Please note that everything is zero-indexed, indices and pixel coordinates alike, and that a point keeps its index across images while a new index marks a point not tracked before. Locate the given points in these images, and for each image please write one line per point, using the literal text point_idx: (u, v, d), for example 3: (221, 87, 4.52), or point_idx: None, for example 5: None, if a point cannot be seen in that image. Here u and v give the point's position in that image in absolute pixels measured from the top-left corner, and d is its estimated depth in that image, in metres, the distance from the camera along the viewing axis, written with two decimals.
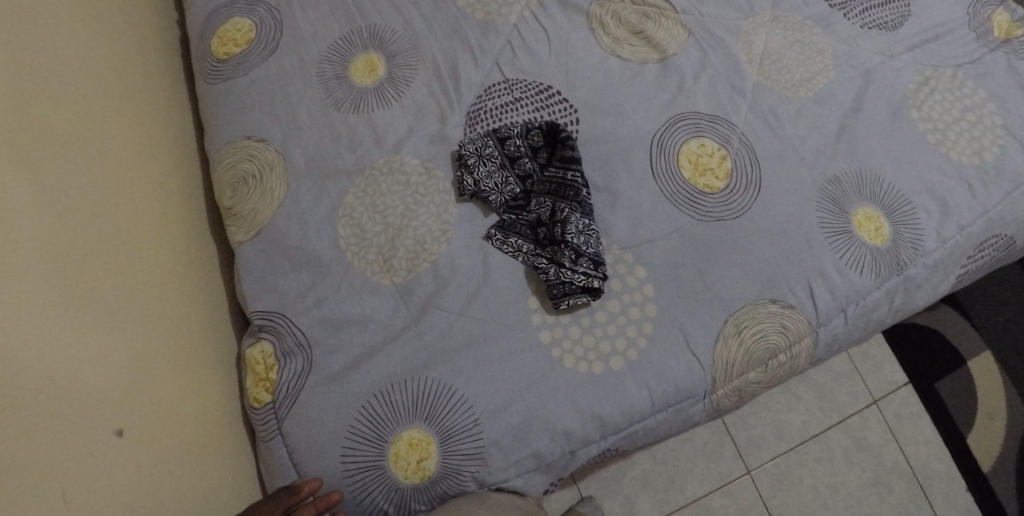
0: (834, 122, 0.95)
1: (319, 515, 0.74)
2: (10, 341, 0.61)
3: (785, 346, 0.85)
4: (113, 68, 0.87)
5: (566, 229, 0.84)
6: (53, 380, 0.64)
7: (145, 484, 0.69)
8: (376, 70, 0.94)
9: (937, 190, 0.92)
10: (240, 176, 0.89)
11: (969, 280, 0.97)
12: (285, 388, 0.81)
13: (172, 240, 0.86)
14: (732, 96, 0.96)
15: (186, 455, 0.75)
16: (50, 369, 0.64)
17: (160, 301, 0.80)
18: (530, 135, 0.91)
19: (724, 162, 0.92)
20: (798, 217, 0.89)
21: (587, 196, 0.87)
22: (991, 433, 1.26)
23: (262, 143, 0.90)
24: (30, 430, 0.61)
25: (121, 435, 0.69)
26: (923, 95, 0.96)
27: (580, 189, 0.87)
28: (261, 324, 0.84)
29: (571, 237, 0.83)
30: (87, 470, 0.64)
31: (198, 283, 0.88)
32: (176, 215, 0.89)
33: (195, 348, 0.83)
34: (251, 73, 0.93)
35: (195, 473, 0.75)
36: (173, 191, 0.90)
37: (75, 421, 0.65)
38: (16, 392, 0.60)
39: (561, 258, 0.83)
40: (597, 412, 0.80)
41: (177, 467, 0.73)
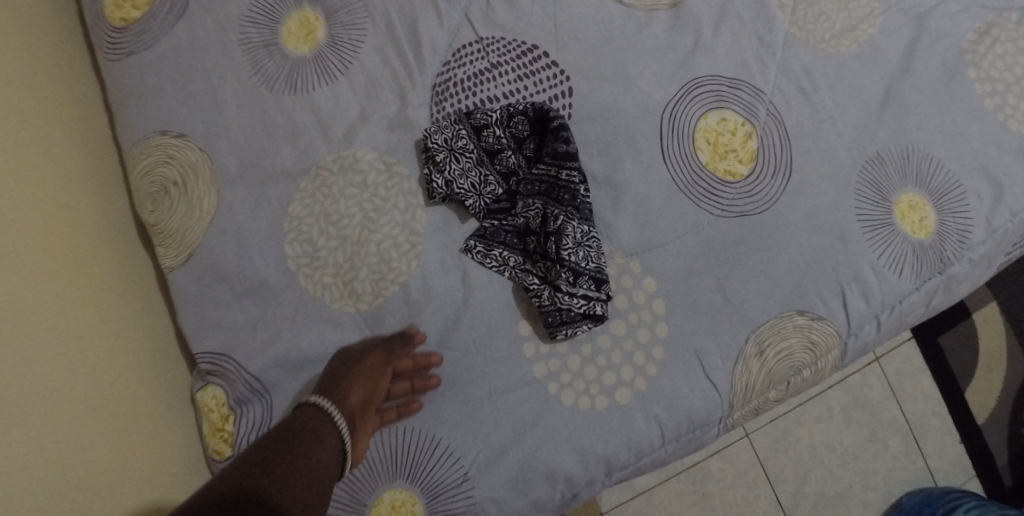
0: (879, 84, 0.80)
1: (416, 370, 0.70)
2: None
3: (812, 363, 0.75)
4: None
5: (563, 242, 0.70)
6: None
7: None
8: (314, 32, 0.75)
9: (990, 169, 0.79)
10: (160, 183, 0.72)
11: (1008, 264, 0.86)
12: (245, 442, 0.70)
13: (94, 274, 0.69)
14: (758, 52, 0.79)
15: None
16: None
17: (89, 355, 0.65)
18: (513, 119, 0.74)
19: (749, 141, 0.77)
20: (831, 209, 0.76)
21: (586, 197, 0.73)
22: (988, 385, 1.21)
23: (181, 139, 0.73)
24: None
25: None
26: (984, 48, 0.81)
27: (579, 191, 0.72)
28: (207, 368, 0.71)
29: (568, 255, 0.70)
30: None
31: (133, 321, 0.72)
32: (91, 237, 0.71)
33: (139, 407, 0.68)
34: (158, 45, 0.74)
35: None
36: (81, 205, 0.71)
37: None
38: None
39: (557, 280, 0.69)
40: (601, 452, 0.71)
41: None
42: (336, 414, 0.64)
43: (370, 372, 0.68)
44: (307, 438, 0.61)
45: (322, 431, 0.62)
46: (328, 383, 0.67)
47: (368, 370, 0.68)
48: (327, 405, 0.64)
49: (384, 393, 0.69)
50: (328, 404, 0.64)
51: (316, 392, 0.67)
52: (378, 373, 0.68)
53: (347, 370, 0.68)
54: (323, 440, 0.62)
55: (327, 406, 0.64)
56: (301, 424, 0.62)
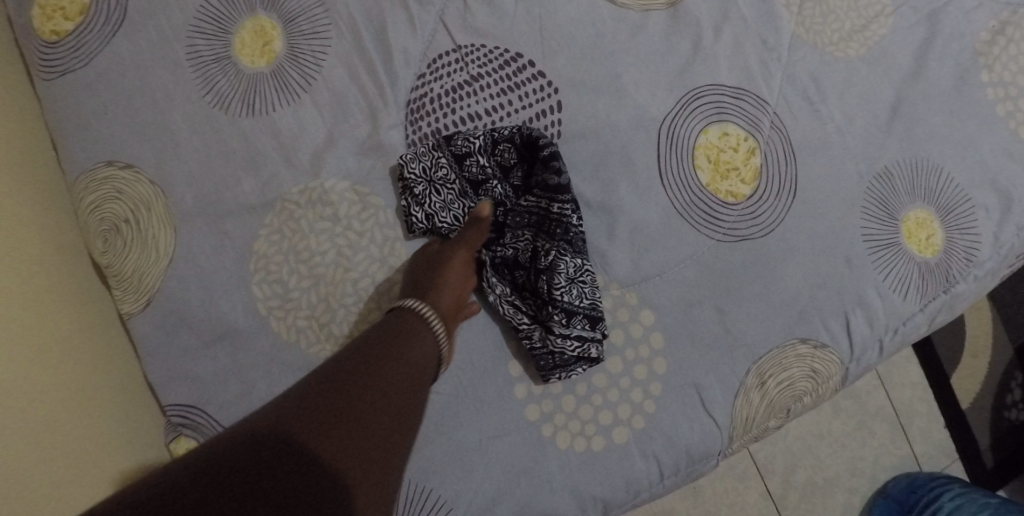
0: (888, 91, 0.74)
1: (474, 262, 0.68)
2: None
3: (814, 390, 0.72)
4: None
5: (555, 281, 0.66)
6: None
7: None
8: (271, 43, 0.66)
9: (1000, 180, 0.75)
10: (109, 221, 0.64)
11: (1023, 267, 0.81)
12: None
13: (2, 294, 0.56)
14: (762, 57, 0.73)
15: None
16: None
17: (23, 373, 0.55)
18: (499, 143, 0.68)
19: (752, 158, 0.71)
20: (837, 229, 0.72)
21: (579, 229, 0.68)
22: (972, 371, 1.20)
23: (128, 170, 0.65)
24: None
25: None
26: (999, 49, 0.75)
27: (573, 227, 0.67)
28: (178, 423, 0.64)
29: (560, 295, 0.65)
30: None
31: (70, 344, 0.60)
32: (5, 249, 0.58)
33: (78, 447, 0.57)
34: (96, 61, 0.66)
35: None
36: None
37: None
38: None
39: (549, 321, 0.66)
40: (598, 494, 0.68)
41: None
42: (432, 316, 0.60)
43: (456, 269, 0.64)
44: (399, 342, 0.56)
45: (412, 337, 0.58)
46: (417, 283, 0.63)
47: (455, 266, 0.64)
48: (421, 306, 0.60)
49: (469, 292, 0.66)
50: (422, 306, 0.60)
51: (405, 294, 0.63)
52: (463, 269, 0.65)
53: (435, 269, 0.64)
54: (417, 345, 0.57)
55: (421, 308, 0.60)
56: (395, 328, 0.58)
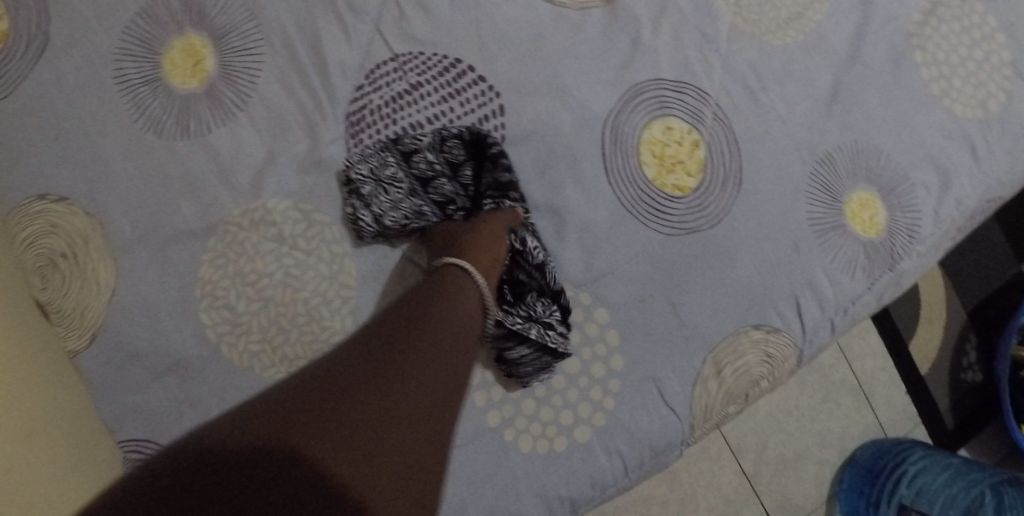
0: (827, 76, 0.75)
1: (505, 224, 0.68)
2: None
3: (770, 374, 0.74)
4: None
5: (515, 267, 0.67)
6: None
7: None
8: (202, 62, 0.64)
9: (936, 157, 0.77)
10: (47, 256, 0.61)
11: (970, 232, 0.82)
12: None
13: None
14: (701, 49, 0.74)
15: None
16: None
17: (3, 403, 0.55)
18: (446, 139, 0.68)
19: (697, 150, 0.72)
20: (783, 215, 0.73)
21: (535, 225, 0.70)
22: (929, 338, 1.23)
23: (62, 203, 0.62)
24: None
25: None
26: (930, 28, 0.77)
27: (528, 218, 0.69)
28: (131, 458, 0.62)
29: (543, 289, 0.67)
30: None
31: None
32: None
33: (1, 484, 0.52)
34: (19, 90, 0.61)
35: None
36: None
37: None
38: None
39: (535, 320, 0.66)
40: (565, 494, 0.69)
41: None
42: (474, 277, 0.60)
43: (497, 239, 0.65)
44: (444, 300, 0.56)
45: (457, 301, 0.57)
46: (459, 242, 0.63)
47: (494, 232, 0.65)
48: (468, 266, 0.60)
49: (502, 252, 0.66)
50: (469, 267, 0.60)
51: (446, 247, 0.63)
52: (501, 238, 0.65)
53: (476, 233, 0.64)
54: (463, 308, 0.57)
55: (468, 267, 0.60)
56: (441, 283, 0.58)
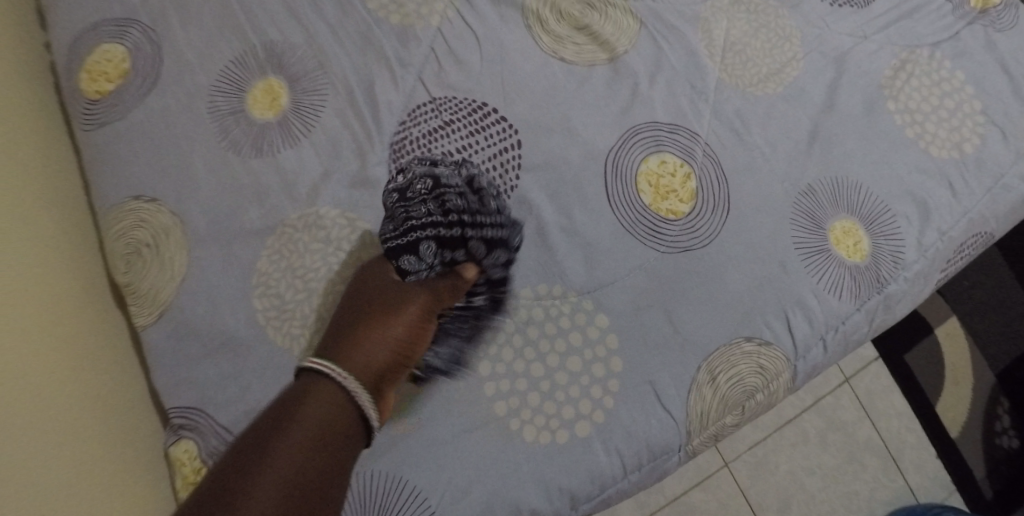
0: (806, 121, 0.85)
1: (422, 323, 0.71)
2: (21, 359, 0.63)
3: (764, 386, 0.79)
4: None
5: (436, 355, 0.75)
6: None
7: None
8: (279, 99, 0.79)
9: (917, 192, 0.84)
10: (133, 245, 0.74)
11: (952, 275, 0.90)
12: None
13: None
14: (692, 99, 0.85)
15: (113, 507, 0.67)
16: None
17: (96, 358, 0.73)
18: (493, 256, 0.74)
19: (689, 181, 0.82)
20: (771, 238, 0.81)
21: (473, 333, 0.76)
22: (958, 400, 1.25)
23: (153, 203, 0.75)
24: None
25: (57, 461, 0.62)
26: (900, 82, 0.86)
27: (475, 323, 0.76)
28: (180, 422, 0.72)
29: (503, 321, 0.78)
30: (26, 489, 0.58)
31: (35, 362, 0.65)
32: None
33: (64, 438, 0.65)
34: (130, 115, 0.77)
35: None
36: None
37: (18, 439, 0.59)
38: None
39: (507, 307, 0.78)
40: (564, 485, 0.74)
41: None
42: (338, 377, 0.63)
43: (392, 311, 0.69)
44: (298, 402, 0.61)
45: (313, 396, 0.61)
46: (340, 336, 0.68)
47: (394, 313, 0.69)
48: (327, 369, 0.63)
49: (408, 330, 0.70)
50: (334, 372, 0.63)
51: (323, 350, 0.66)
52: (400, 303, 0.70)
53: (371, 316, 0.68)
54: (320, 408, 0.61)
55: (329, 372, 0.63)
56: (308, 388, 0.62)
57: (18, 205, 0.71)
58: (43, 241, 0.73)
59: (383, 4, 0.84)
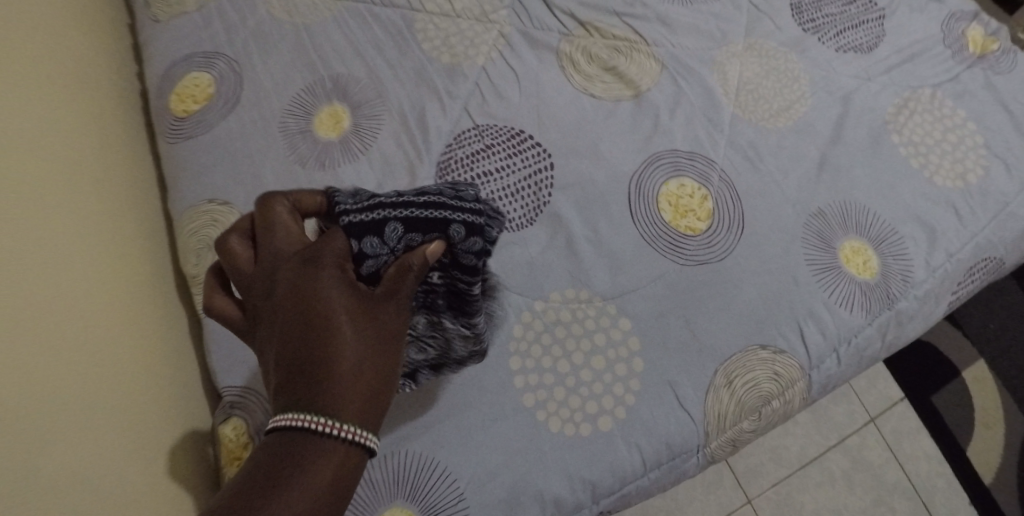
0: (816, 152, 0.92)
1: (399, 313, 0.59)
2: (101, 325, 0.73)
3: (779, 393, 0.83)
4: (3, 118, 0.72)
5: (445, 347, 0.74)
6: (79, 352, 0.69)
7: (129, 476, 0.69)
8: (341, 122, 0.89)
9: (924, 217, 0.90)
10: (205, 241, 0.84)
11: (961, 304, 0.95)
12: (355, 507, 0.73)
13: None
14: (709, 131, 0.93)
15: (166, 471, 0.74)
16: (79, 342, 0.69)
17: (166, 336, 0.82)
18: (469, 243, 0.65)
19: (706, 202, 0.89)
20: (785, 255, 0.87)
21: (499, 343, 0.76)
22: (989, 444, 1.26)
23: (226, 206, 0.84)
24: (68, 397, 0.65)
25: (120, 420, 0.70)
26: (903, 118, 0.94)
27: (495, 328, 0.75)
28: (232, 400, 0.79)
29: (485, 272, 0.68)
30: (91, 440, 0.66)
31: (113, 339, 0.74)
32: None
33: (124, 417, 0.71)
34: (212, 131, 0.88)
35: (173, 487, 0.74)
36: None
37: (89, 394, 0.68)
38: (72, 360, 0.67)
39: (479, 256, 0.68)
40: (587, 476, 0.78)
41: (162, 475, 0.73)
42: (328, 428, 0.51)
43: (369, 338, 0.55)
44: (293, 462, 0.50)
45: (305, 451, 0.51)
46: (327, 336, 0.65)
47: (360, 329, 0.55)
48: (315, 424, 0.51)
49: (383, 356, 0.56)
50: (314, 422, 0.51)
51: (285, 385, 0.53)
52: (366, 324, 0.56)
53: (324, 340, 0.54)
54: (325, 465, 0.51)
55: (312, 425, 0.51)
56: (295, 445, 0.51)
57: (109, 204, 0.83)
58: (128, 235, 0.84)
59: (434, 45, 0.95)
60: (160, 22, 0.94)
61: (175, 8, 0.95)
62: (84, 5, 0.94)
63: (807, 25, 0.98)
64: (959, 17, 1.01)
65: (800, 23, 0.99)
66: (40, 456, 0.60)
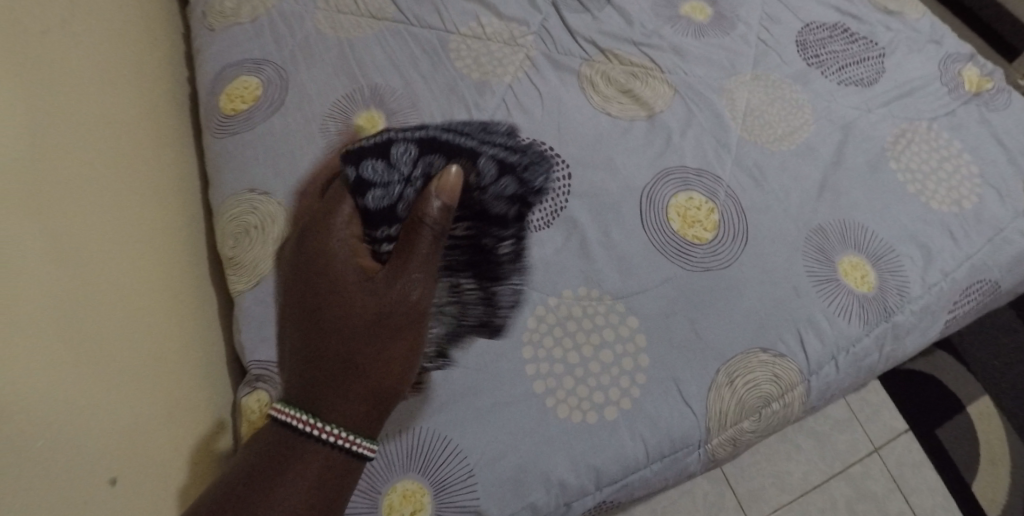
0: (818, 174, 0.98)
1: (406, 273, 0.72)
2: (132, 292, 0.78)
3: (778, 395, 0.87)
4: (60, 99, 0.77)
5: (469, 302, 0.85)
6: (112, 311, 0.73)
7: (148, 431, 0.73)
8: (376, 126, 0.97)
9: (921, 237, 0.94)
10: (243, 226, 0.90)
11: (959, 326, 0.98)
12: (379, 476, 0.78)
13: (12, 268, 0.62)
14: (718, 150, 0.99)
15: (182, 433, 0.78)
16: (113, 302, 0.74)
17: (189, 311, 0.87)
18: (499, 183, 0.87)
19: (712, 214, 0.94)
20: (786, 265, 0.91)
21: (510, 309, 0.86)
22: (994, 480, 1.27)
23: (265, 196, 0.91)
24: (103, 349, 0.70)
25: (143, 379, 0.74)
26: (901, 147, 1.00)
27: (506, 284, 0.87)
28: (258, 374, 0.83)
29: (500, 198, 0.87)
30: (118, 391, 0.70)
31: (142, 305, 0.79)
32: (29, 227, 0.66)
33: (146, 376, 0.75)
34: (257, 128, 0.95)
35: (185, 450, 0.78)
36: (30, 192, 0.67)
37: (119, 351, 0.72)
38: (108, 316, 0.72)
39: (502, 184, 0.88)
40: (592, 463, 0.81)
41: (178, 436, 0.78)
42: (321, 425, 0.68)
43: (359, 329, 0.71)
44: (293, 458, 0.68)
45: (297, 461, 0.67)
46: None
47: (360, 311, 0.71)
48: (307, 426, 0.68)
49: (384, 325, 0.71)
50: (311, 423, 0.68)
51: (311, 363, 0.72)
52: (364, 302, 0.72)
53: (330, 332, 0.71)
54: (312, 463, 0.68)
55: (309, 425, 0.68)
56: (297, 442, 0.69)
57: (151, 185, 0.89)
58: (165, 215, 0.90)
59: (466, 63, 1.03)
60: (215, 30, 1.04)
61: (230, 19, 1.04)
62: (147, 15, 1.04)
63: (811, 60, 1.06)
64: (956, 59, 1.08)
65: (805, 58, 1.06)
66: (75, 395, 0.64)
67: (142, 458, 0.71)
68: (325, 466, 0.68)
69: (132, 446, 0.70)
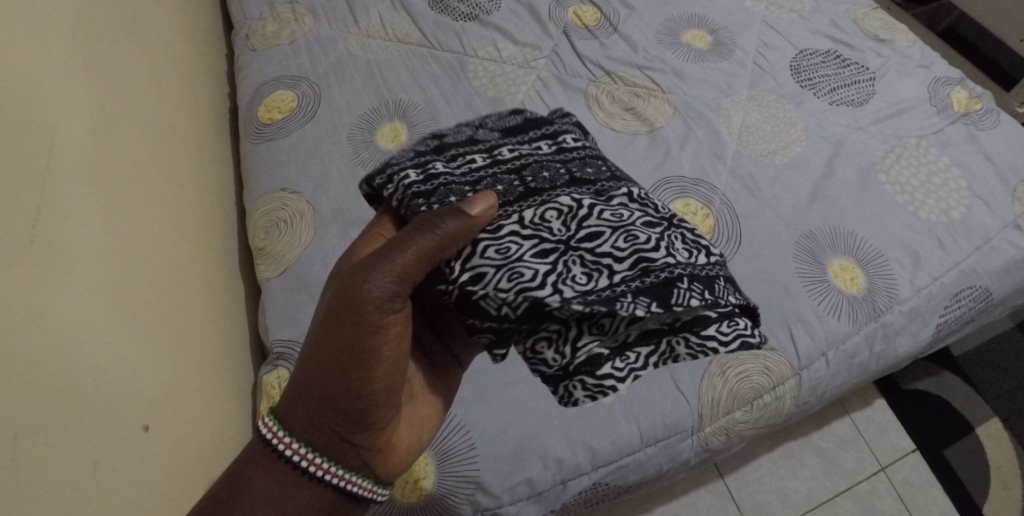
0: (810, 185, 1.04)
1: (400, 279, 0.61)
2: (171, 265, 0.86)
3: (769, 387, 0.91)
4: (120, 95, 0.87)
5: (646, 243, 0.64)
6: (153, 278, 0.81)
7: (179, 387, 0.80)
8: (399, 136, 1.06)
9: (910, 244, 0.99)
10: (275, 221, 0.98)
11: (952, 332, 1.01)
12: None
13: (75, 229, 0.71)
14: (714, 162, 1.06)
15: (207, 396, 0.85)
16: (154, 271, 0.82)
17: (218, 291, 0.95)
18: (501, 126, 0.77)
19: (707, 219, 1.00)
20: (777, 266, 0.96)
21: (710, 253, 0.67)
22: (1007, 503, 1.25)
23: (296, 194, 1.00)
24: (144, 310, 0.78)
25: (176, 341, 0.82)
26: (890, 161, 1.05)
27: (668, 215, 0.69)
28: (279, 352, 0.90)
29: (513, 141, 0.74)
30: (154, 347, 0.77)
31: (179, 279, 0.87)
32: (86, 197, 0.75)
33: (179, 340, 0.83)
34: (290, 135, 1.05)
35: (210, 411, 0.85)
36: (93, 168, 0.77)
37: (157, 313, 0.80)
38: (149, 282, 0.80)
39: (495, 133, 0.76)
40: (588, 442, 0.85)
41: (204, 398, 0.84)
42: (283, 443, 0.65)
43: (321, 327, 0.64)
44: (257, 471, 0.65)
45: (261, 469, 0.65)
46: (442, 357, 0.77)
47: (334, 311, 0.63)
48: (274, 437, 0.65)
49: (369, 332, 0.62)
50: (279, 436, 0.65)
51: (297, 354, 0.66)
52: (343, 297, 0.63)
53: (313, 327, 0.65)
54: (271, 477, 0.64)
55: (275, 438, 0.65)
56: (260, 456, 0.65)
57: (192, 178, 0.99)
58: (203, 205, 0.99)
59: (482, 82, 1.13)
60: (257, 51, 1.16)
61: (271, 41, 1.16)
62: (199, 39, 1.16)
63: (804, 83, 1.14)
64: (945, 82, 1.14)
65: (798, 81, 1.14)
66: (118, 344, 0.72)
67: (174, 410, 0.78)
68: (286, 478, 0.64)
69: (165, 397, 0.76)
